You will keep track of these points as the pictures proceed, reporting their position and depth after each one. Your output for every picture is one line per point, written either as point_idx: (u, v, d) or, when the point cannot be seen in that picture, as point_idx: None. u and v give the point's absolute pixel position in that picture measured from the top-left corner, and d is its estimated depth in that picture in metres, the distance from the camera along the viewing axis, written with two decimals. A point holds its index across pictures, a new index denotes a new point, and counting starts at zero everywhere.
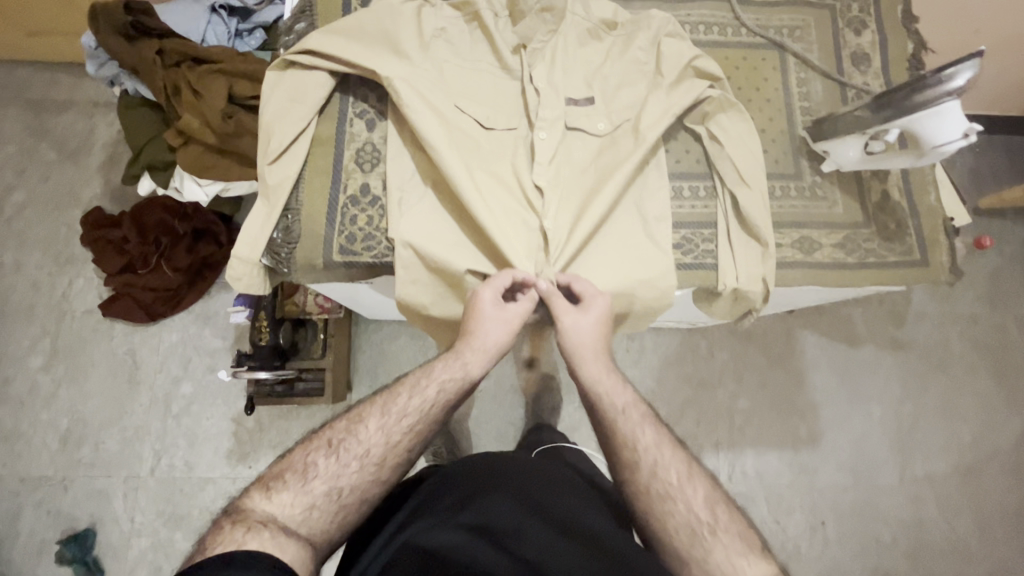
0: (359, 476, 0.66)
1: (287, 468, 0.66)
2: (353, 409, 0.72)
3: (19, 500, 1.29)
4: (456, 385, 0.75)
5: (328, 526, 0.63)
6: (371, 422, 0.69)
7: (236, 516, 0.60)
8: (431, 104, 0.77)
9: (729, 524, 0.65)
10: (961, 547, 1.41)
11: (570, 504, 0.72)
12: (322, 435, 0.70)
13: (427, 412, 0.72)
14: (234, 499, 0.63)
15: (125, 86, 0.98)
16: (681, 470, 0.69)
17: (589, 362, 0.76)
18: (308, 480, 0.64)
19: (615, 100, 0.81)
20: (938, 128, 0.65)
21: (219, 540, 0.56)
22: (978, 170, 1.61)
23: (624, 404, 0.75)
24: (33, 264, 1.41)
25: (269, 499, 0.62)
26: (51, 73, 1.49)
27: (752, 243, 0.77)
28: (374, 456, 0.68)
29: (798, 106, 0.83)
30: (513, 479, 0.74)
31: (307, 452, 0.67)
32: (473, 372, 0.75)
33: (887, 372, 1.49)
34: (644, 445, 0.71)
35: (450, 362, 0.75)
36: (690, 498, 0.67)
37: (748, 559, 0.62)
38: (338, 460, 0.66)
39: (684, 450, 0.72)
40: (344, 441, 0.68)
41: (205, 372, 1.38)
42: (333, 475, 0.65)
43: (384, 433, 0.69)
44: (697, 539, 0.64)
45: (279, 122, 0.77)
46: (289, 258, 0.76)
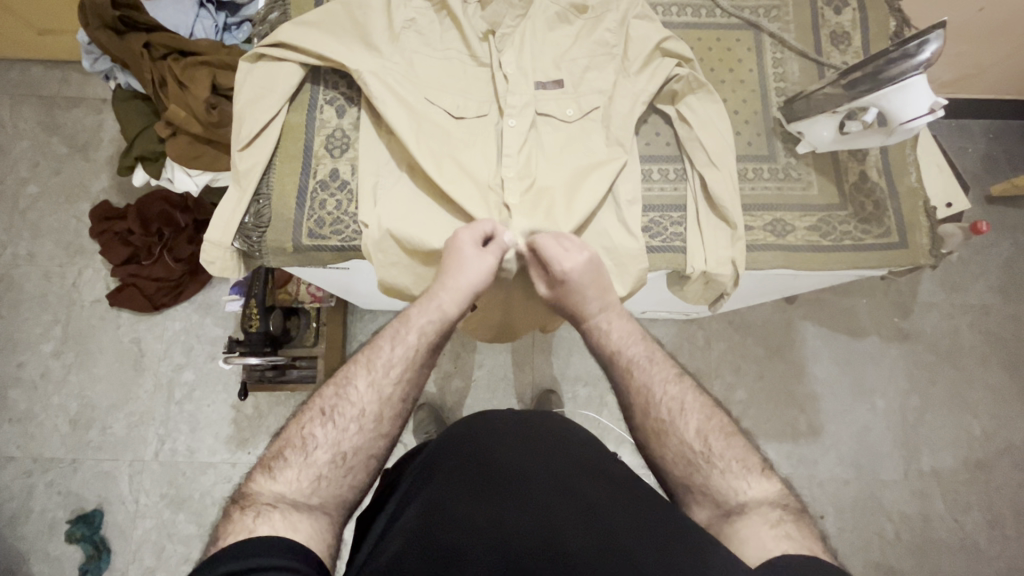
0: (361, 435, 0.63)
1: (285, 445, 0.62)
2: (337, 372, 0.69)
3: (31, 480, 1.34)
4: (436, 328, 0.72)
5: (340, 490, 0.61)
6: (360, 381, 0.66)
7: (244, 502, 0.57)
8: (399, 94, 0.78)
9: (724, 451, 0.63)
10: (968, 544, 1.36)
11: (575, 443, 0.69)
12: (313, 403, 0.66)
13: (412, 352, 0.69)
14: (239, 487, 0.60)
15: (118, 80, 1.03)
16: (674, 405, 0.67)
17: (594, 319, 0.76)
18: (310, 452, 0.61)
19: (584, 84, 0.83)
20: (904, 104, 0.66)
21: (232, 531, 0.53)
22: (991, 156, 1.55)
23: (620, 346, 0.74)
24: (46, 254, 1.46)
25: (274, 479, 0.59)
26: (62, 72, 1.55)
27: (722, 226, 0.78)
28: (370, 414, 0.65)
29: (774, 86, 0.85)
30: (517, 424, 0.70)
31: (300, 424, 0.64)
32: (448, 312, 0.73)
33: (892, 363, 1.45)
34: (637, 384, 0.70)
35: (426, 306, 0.73)
36: (683, 430, 0.65)
37: (746, 480, 0.61)
38: (335, 425, 0.63)
39: (682, 382, 0.70)
40: (337, 407, 0.64)
41: (207, 360, 1.42)
42: (334, 441, 0.62)
43: (375, 390, 0.66)
44: (695, 469, 0.63)
45: (250, 109, 0.79)
46: (261, 241, 0.79)
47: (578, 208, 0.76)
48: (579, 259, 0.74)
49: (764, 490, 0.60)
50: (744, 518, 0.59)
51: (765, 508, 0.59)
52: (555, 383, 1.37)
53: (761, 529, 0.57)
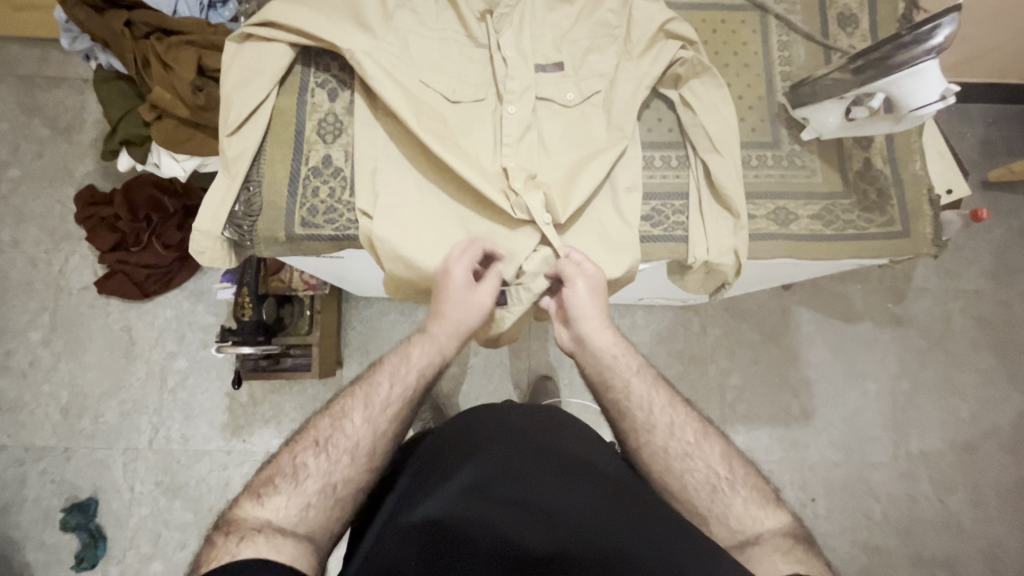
0: (354, 469, 0.63)
1: (276, 472, 0.62)
2: (332, 403, 0.68)
3: (23, 468, 1.33)
4: (433, 368, 0.72)
5: (327, 521, 0.61)
6: (356, 416, 0.65)
7: (229, 527, 0.57)
8: (394, 78, 0.76)
9: (747, 477, 0.66)
10: (954, 524, 1.38)
11: (572, 445, 0.68)
12: (308, 432, 0.65)
13: (409, 389, 0.69)
14: (227, 510, 0.60)
15: (99, 61, 0.99)
16: (697, 428, 0.69)
17: (597, 330, 0.74)
18: (301, 481, 0.61)
19: (585, 66, 0.80)
20: (914, 90, 0.65)
21: (215, 556, 0.54)
22: (988, 140, 1.54)
23: (636, 365, 0.74)
24: (31, 240, 1.43)
25: (261, 505, 0.59)
26: (41, 50, 1.49)
27: (724, 214, 0.77)
28: (364, 449, 0.64)
29: (779, 70, 0.83)
30: (511, 426, 0.70)
31: (294, 453, 0.63)
32: (446, 348, 0.73)
33: (885, 349, 1.46)
34: (660, 410, 0.70)
35: (423, 344, 0.72)
36: (708, 455, 0.67)
37: (765, 509, 0.63)
38: (328, 456, 0.63)
39: (696, 410, 0.72)
40: (332, 439, 0.64)
41: (199, 348, 1.40)
42: (325, 472, 0.62)
43: (371, 426, 0.65)
44: (717, 495, 0.64)
45: (238, 93, 0.76)
46: (252, 230, 0.77)
47: (578, 195, 0.75)
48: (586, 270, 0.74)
49: (782, 520, 0.62)
50: (757, 548, 0.60)
51: (777, 535, 0.60)
52: (552, 369, 1.37)
53: (770, 556, 0.59)
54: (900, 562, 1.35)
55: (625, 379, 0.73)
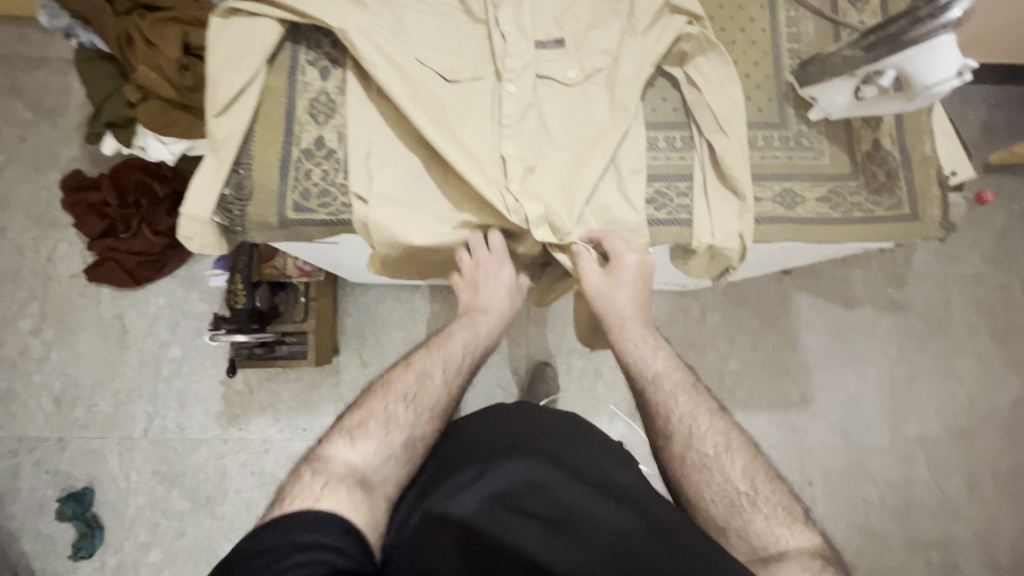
0: (431, 430, 0.69)
1: (369, 415, 0.67)
2: (413, 360, 0.74)
3: (17, 459, 1.31)
4: (485, 346, 0.80)
5: (405, 472, 0.65)
6: (436, 376, 0.72)
7: (318, 465, 0.61)
8: (390, 55, 0.73)
9: (770, 494, 0.64)
10: (949, 507, 1.39)
11: (596, 456, 0.68)
12: (391, 383, 0.71)
13: (474, 362, 0.77)
14: (315, 448, 0.64)
15: (80, 39, 0.94)
16: (719, 441, 0.67)
17: (630, 329, 0.77)
18: (391, 427, 0.66)
19: (587, 43, 0.78)
20: (929, 66, 0.63)
21: (300, 494, 0.57)
22: (991, 123, 1.52)
23: (655, 373, 0.74)
24: (17, 228, 1.39)
25: (352, 446, 0.64)
26: (22, 30, 1.44)
27: (730, 196, 0.75)
28: (440, 408, 0.71)
29: (787, 47, 0.81)
30: (537, 432, 0.70)
31: (385, 399, 0.68)
32: (492, 328, 0.81)
33: (885, 334, 1.45)
34: (679, 415, 0.70)
35: (479, 317, 0.80)
36: (728, 469, 0.65)
37: (790, 529, 0.61)
38: (416, 410, 0.68)
39: (724, 420, 0.70)
40: (418, 393, 0.70)
41: (193, 336, 1.38)
42: (410, 425, 0.67)
43: (449, 387, 0.72)
44: (736, 510, 0.63)
45: (225, 71, 0.72)
46: (243, 215, 0.75)
47: (576, 198, 0.72)
48: (634, 262, 0.74)
49: (806, 540, 0.60)
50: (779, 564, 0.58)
51: (804, 555, 0.58)
52: (551, 356, 1.35)
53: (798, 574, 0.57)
54: (896, 544, 1.36)
55: (649, 384, 0.74)
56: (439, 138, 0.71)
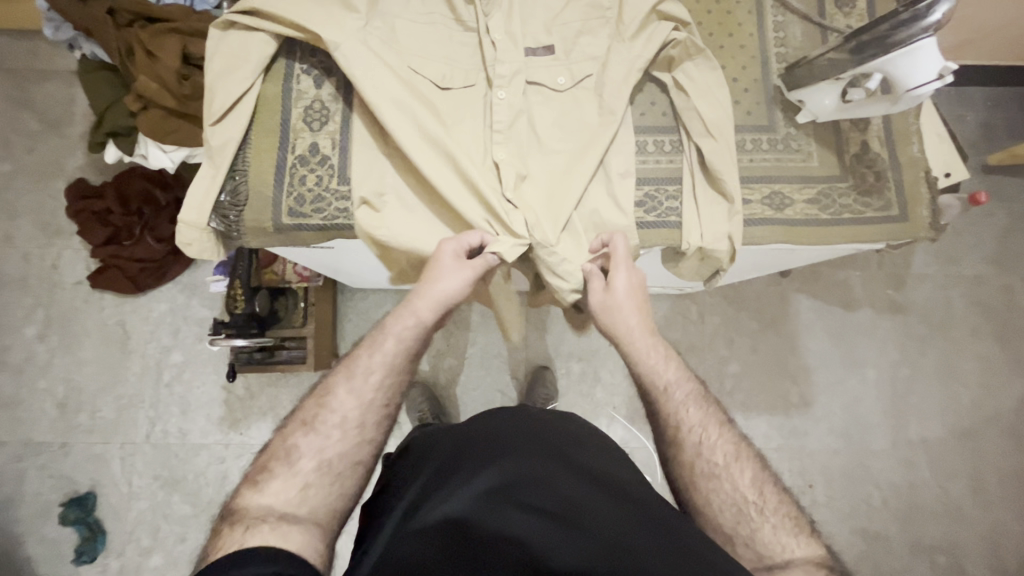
0: (348, 445, 0.62)
1: (271, 459, 0.61)
2: (319, 384, 0.67)
3: (21, 464, 1.32)
4: (415, 334, 0.69)
5: (329, 498, 0.59)
6: (340, 390, 0.64)
7: (233, 518, 0.56)
8: (382, 63, 0.74)
9: (778, 504, 0.61)
10: (953, 510, 1.38)
11: (592, 453, 0.66)
12: (296, 415, 0.64)
13: (396, 359, 0.67)
14: (228, 501, 0.59)
15: (83, 50, 0.97)
16: (729, 451, 0.64)
17: (638, 339, 0.72)
18: (294, 463, 0.60)
19: (576, 49, 0.79)
20: (910, 71, 0.64)
21: (223, 545, 0.52)
22: (989, 124, 1.52)
23: (667, 382, 0.70)
24: (23, 236, 1.41)
25: (260, 492, 0.58)
26: (28, 43, 1.47)
27: (719, 199, 0.76)
28: (353, 421, 0.63)
29: (775, 51, 0.82)
30: (532, 427, 0.68)
31: (286, 436, 0.62)
32: (424, 318, 0.69)
33: (885, 335, 1.45)
34: (690, 424, 0.66)
35: (402, 315, 0.69)
36: (736, 477, 0.63)
37: (797, 538, 0.58)
38: (318, 435, 0.61)
39: (733, 429, 0.67)
40: (319, 417, 0.63)
41: (195, 341, 1.39)
42: (318, 451, 0.61)
43: (357, 397, 0.64)
44: (743, 519, 0.60)
45: (221, 81, 0.74)
46: (239, 220, 0.76)
47: (563, 206, 0.74)
48: (623, 284, 0.73)
49: (812, 551, 0.58)
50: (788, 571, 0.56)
51: (809, 564, 0.56)
52: (549, 359, 1.36)
53: None
54: (900, 547, 1.35)
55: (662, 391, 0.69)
56: (427, 146, 0.72)
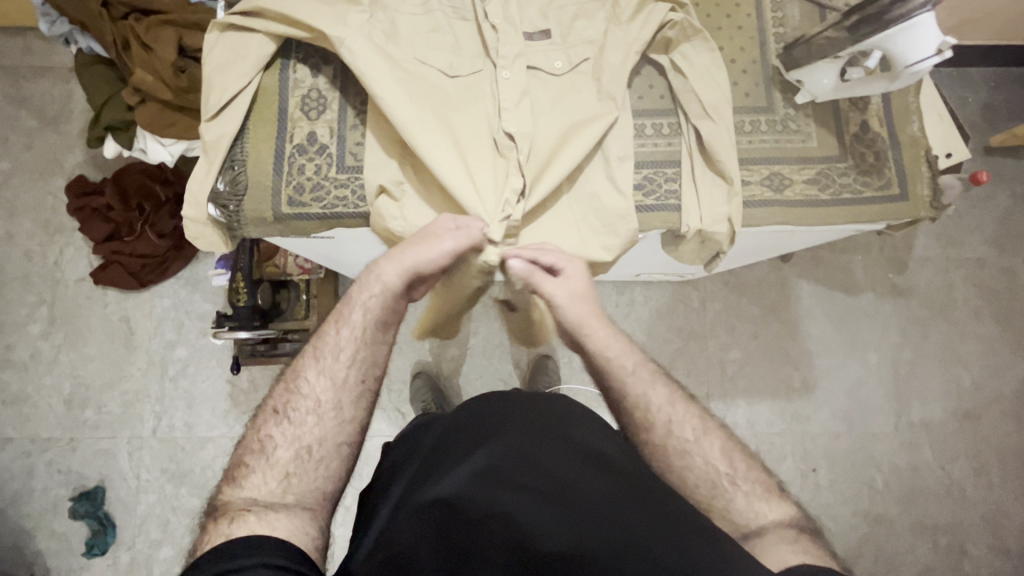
0: (322, 428, 0.61)
1: (245, 454, 0.61)
2: (288, 369, 0.66)
3: (30, 459, 1.34)
4: (381, 301, 0.69)
5: (316, 481, 0.59)
6: (309, 373, 0.64)
7: (217, 512, 0.56)
8: (382, 51, 0.74)
9: (748, 471, 0.63)
10: (956, 491, 1.38)
11: (582, 430, 0.66)
12: (267, 406, 0.64)
13: (365, 330, 0.67)
14: (210, 500, 0.58)
15: (80, 45, 0.97)
16: (697, 425, 0.66)
17: (592, 329, 0.74)
18: (270, 454, 0.59)
19: (573, 33, 0.79)
20: (908, 46, 0.63)
21: (208, 539, 0.52)
22: (991, 105, 1.51)
23: (632, 365, 0.71)
24: (24, 233, 1.42)
25: (241, 487, 0.57)
26: (25, 40, 1.47)
27: (718, 181, 0.76)
28: (327, 402, 0.63)
29: (773, 32, 0.82)
30: (519, 409, 0.68)
31: (258, 428, 0.62)
32: (390, 283, 0.70)
33: (887, 319, 1.45)
34: (656, 404, 0.67)
35: (365, 282, 0.70)
36: (707, 450, 0.64)
37: (769, 503, 0.60)
38: (291, 422, 0.61)
39: (697, 404, 0.69)
40: (291, 403, 0.62)
41: (198, 336, 1.40)
42: (292, 439, 0.60)
43: (328, 377, 0.64)
44: (718, 491, 0.62)
45: (221, 74, 0.75)
46: (239, 210, 0.76)
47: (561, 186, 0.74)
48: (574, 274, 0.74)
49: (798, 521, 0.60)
50: (763, 539, 0.58)
51: (782, 527, 0.58)
52: (551, 348, 1.37)
53: (778, 545, 0.56)
54: (903, 529, 1.36)
55: (621, 379, 0.70)
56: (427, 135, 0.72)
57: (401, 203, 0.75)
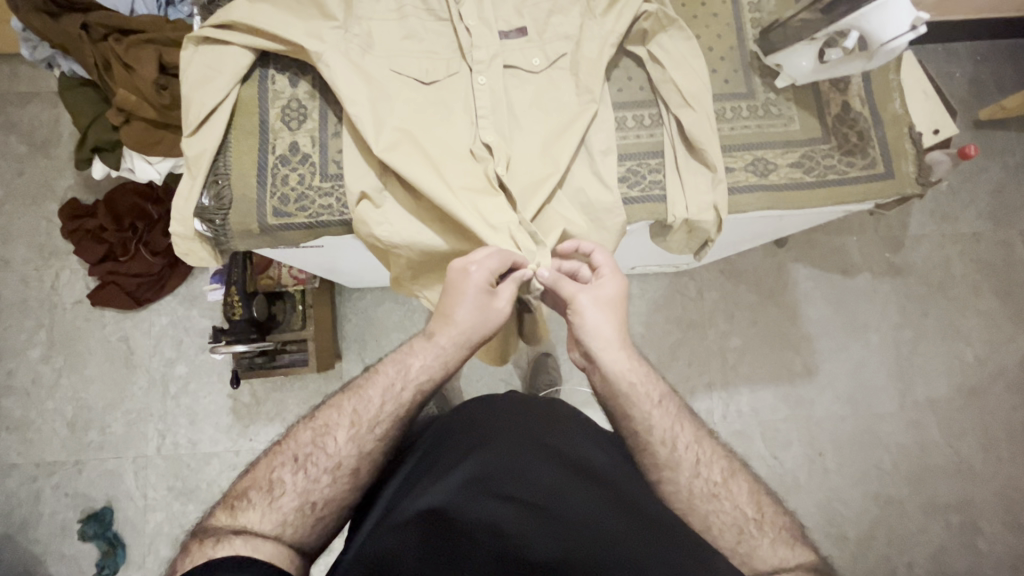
0: (333, 489, 0.61)
1: (252, 484, 0.60)
2: (318, 413, 0.64)
3: (37, 484, 1.34)
4: (434, 382, 0.67)
5: (308, 536, 0.59)
6: (340, 433, 0.62)
7: (205, 536, 0.56)
8: (358, 63, 0.75)
9: (775, 518, 0.62)
10: (964, 468, 1.38)
11: (571, 438, 0.68)
12: (287, 445, 0.63)
13: (401, 403, 0.65)
14: (204, 516, 0.59)
15: (62, 68, 0.98)
16: (724, 466, 0.65)
17: (612, 351, 0.68)
18: (275, 498, 0.59)
19: (549, 29, 0.79)
20: (882, 23, 0.63)
21: (192, 559, 0.53)
22: (978, 79, 1.51)
23: (659, 396, 0.68)
24: (20, 259, 1.42)
25: (236, 518, 0.57)
26: (10, 67, 1.47)
27: (702, 169, 0.76)
28: (346, 467, 0.61)
29: (749, 18, 0.82)
30: (509, 417, 0.69)
31: (271, 466, 0.61)
32: (452, 368, 0.67)
33: (884, 299, 1.44)
34: (683, 442, 0.66)
35: (426, 349, 0.67)
36: (736, 495, 0.63)
37: (793, 549, 0.59)
38: (308, 474, 0.60)
39: (719, 441, 0.68)
40: (312, 456, 0.61)
41: (198, 352, 1.40)
42: (303, 491, 0.59)
43: (357, 445, 0.62)
44: (744, 537, 0.61)
45: (198, 92, 0.75)
46: (225, 224, 0.76)
47: (546, 185, 0.74)
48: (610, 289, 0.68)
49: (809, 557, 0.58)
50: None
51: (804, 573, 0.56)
52: (550, 346, 1.36)
53: None
54: (913, 509, 1.35)
55: (645, 411, 0.67)
56: (406, 148, 0.73)
57: (386, 210, 0.75)
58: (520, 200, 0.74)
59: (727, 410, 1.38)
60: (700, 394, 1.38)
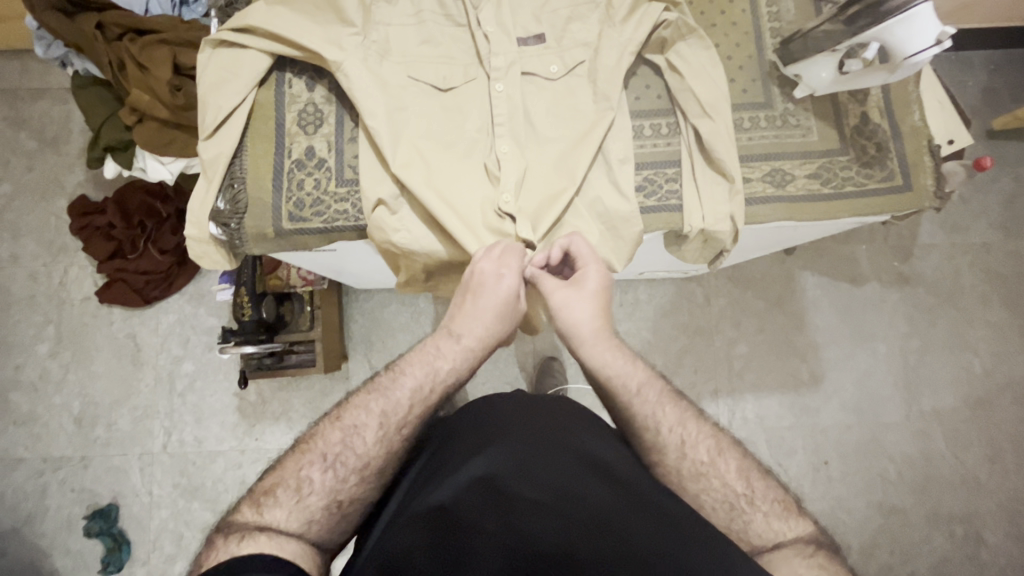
0: (358, 486, 0.61)
1: (278, 481, 0.59)
2: (344, 410, 0.64)
3: (43, 479, 1.34)
4: (454, 375, 0.68)
5: (331, 533, 0.59)
6: (368, 432, 0.62)
7: (231, 531, 0.56)
8: (374, 69, 0.74)
9: (766, 490, 0.62)
10: (970, 479, 1.37)
11: (581, 433, 0.67)
12: (312, 441, 0.62)
13: (428, 403, 0.66)
14: (226, 513, 0.58)
15: (75, 66, 0.98)
16: (711, 445, 0.65)
17: (597, 343, 0.70)
18: (303, 495, 0.58)
19: (568, 36, 0.78)
20: (907, 36, 0.63)
21: (217, 557, 0.53)
22: (991, 88, 1.50)
23: (643, 383, 0.68)
24: (29, 255, 1.42)
25: (261, 515, 0.57)
26: (22, 63, 1.47)
27: (719, 180, 0.75)
28: (373, 466, 0.61)
29: (767, 26, 0.82)
30: (521, 415, 0.69)
31: (298, 463, 0.60)
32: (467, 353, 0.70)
33: (893, 308, 1.44)
34: (667, 425, 0.66)
35: (447, 342, 0.70)
36: (724, 473, 0.63)
37: (787, 521, 0.59)
38: (334, 472, 0.60)
39: (708, 421, 0.68)
40: (341, 454, 0.61)
41: (205, 350, 1.40)
42: (330, 488, 0.59)
43: (383, 443, 0.62)
44: (735, 514, 0.61)
45: (214, 94, 0.75)
46: (240, 227, 0.76)
47: (560, 199, 0.74)
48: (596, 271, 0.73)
49: (804, 529, 0.59)
50: (778, 553, 0.57)
51: (798, 543, 0.57)
52: (557, 350, 1.36)
53: (792, 560, 0.56)
54: (917, 519, 1.35)
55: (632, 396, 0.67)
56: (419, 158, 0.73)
57: (402, 215, 0.75)
58: (535, 215, 0.74)
59: (732, 417, 1.38)
60: (707, 400, 1.38)
